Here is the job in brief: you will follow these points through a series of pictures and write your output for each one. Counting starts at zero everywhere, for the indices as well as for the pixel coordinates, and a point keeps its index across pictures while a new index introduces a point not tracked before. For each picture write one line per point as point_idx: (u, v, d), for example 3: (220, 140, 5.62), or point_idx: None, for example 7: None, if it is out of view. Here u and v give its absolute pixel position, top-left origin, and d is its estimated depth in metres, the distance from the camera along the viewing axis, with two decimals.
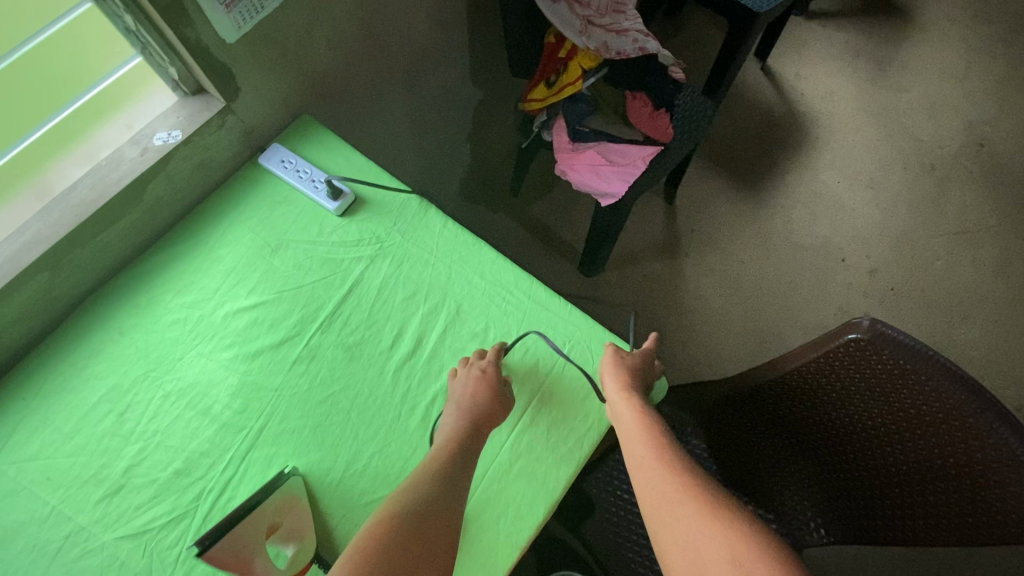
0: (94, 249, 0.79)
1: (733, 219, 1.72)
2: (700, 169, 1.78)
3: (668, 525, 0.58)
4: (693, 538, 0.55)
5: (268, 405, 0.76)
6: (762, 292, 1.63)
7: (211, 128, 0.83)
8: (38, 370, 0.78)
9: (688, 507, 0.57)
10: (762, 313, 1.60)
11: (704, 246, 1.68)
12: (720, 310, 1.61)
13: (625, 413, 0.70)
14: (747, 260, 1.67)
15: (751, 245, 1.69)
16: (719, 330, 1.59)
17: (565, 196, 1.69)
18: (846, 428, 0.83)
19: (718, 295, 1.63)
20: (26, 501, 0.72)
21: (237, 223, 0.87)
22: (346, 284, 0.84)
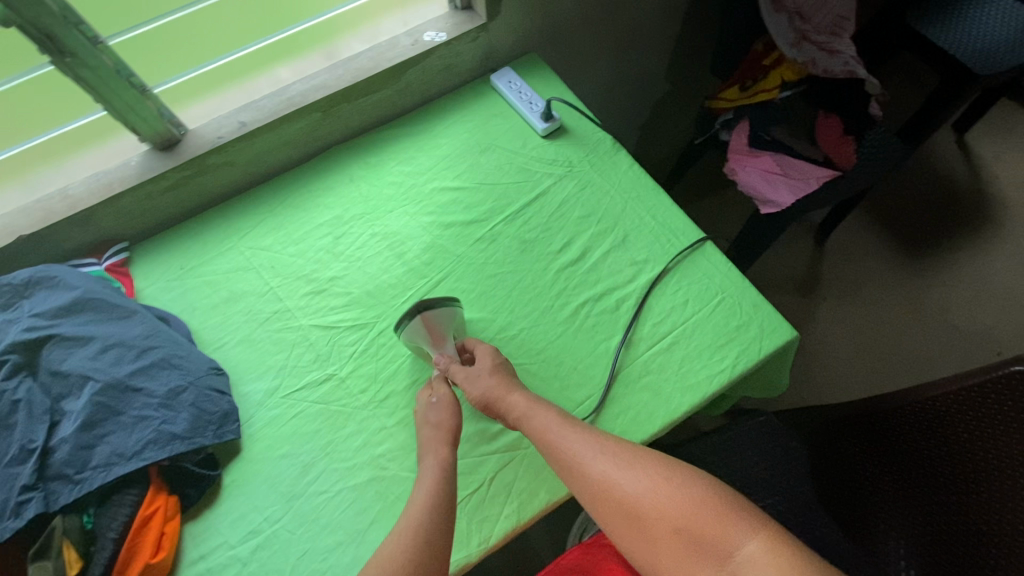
0: (354, 108, 0.98)
1: (883, 278, 1.65)
2: (860, 221, 1.72)
3: (600, 497, 0.66)
4: (625, 499, 0.64)
5: (449, 265, 0.89)
6: (896, 357, 1.54)
7: (468, 38, 1.00)
8: (285, 187, 0.98)
9: (611, 471, 0.66)
10: (891, 379, 1.51)
11: (844, 295, 1.63)
12: (844, 362, 1.55)
13: (518, 406, 0.72)
14: (888, 322, 1.59)
15: (897, 309, 1.60)
16: (838, 380, 1.52)
17: (714, 207, 1.72)
18: (969, 468, 0.80)
19: (847, 346, 1.56)
20: (254, 277, 0.91)
21: (459, 122, 1.03)
22: (535, 192, 0.95)
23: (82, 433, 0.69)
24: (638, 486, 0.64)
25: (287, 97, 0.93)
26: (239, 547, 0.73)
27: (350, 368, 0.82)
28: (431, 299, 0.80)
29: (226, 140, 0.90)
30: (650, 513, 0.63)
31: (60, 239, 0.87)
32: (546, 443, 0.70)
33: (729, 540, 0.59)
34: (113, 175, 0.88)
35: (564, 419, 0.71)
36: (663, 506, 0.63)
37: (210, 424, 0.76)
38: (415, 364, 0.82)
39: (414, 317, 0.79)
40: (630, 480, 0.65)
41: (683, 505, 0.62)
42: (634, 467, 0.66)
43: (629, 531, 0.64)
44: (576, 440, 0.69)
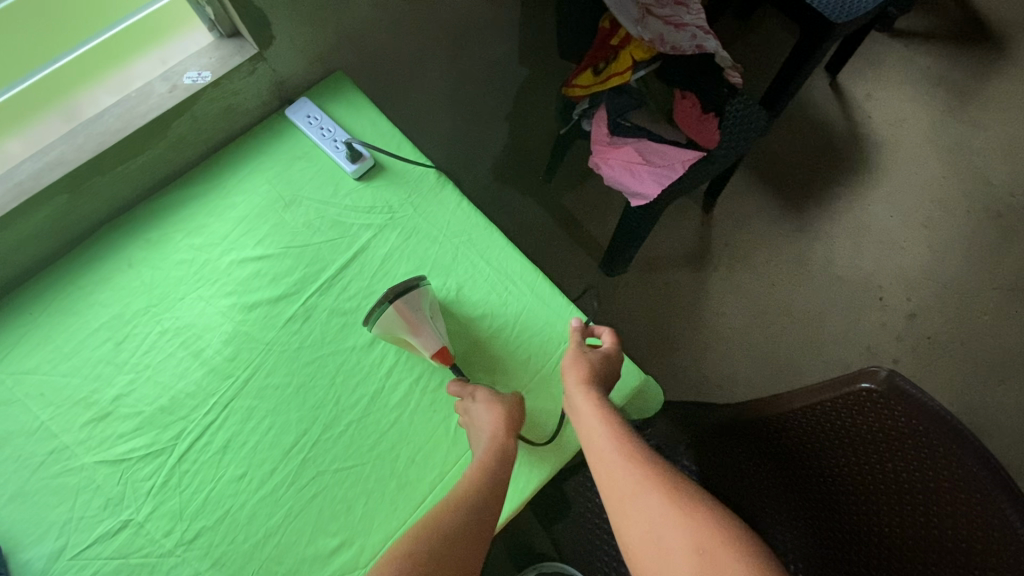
0: (113, 178, 0.80)
1: (770, 238, 1.64)
2: (744, 181, 1.70)
3: (622, 508, 0.58)
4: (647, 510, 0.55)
5: (257, 357, 0.77)
6: (786, 319, 1.56)
7: (241, 73, 0.82)
8: (47, 289, 0.81)
9: (640, 481, 0.58)
10: (783, 341, 1.54)
11: (734, 262, 1.61)
12: (740, 331, 1.55)
13: (579, 393, 0.68)
14: (777, 283, 1.59)
15: (785, 268, 1.61)
16: (734, 351, 1.53)
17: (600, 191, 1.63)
18: (835, 471, 0.80)
19: (740, 315, 1.56)
20: (19, 412, 0.75)
21: (255, 173, 0.87)
22: (352, 250, 0.82)
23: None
24: (661, 505, 0.55)
25: (15, 183, 0.75)
26: None
27: (148, 509, 0.70)
28: (408, 282, 0.74)
29: None
30: (671, 534, 0.52)
31: None
32: (588, 438, 0.65)
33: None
34: None
35: (613, 419, 0.65)
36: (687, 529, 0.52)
37: None
38: (226, 488, 0.71)
39: (397, 300, 0.72)
40: (652, 494, 0.56)
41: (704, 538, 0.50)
42: (668, 484, 0.57)
43: (644, 547, 0.54)
44: (610, 444, 0.62)
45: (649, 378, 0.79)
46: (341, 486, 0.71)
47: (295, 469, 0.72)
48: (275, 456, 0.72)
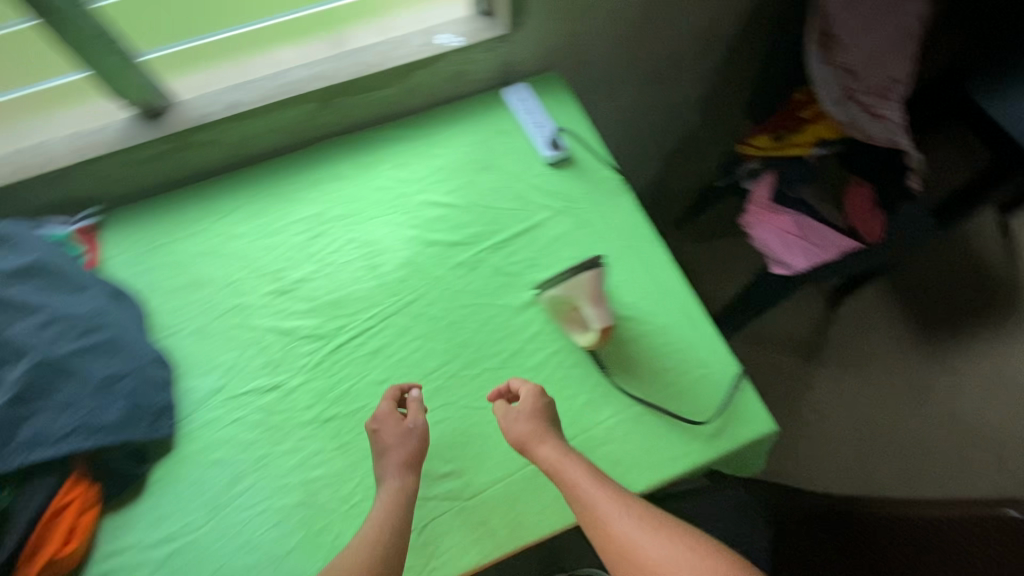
0: (354, 103, 0.93)
1: (891, 353, 1.56)
2: (879, 288, 1.64)
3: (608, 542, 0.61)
4: (626, 540, 0.60)
5: (422, 287, 0.85)
6: (888, 439, 1.47)
7: (486, 47, 0.93)
8: (270, 175, 0.93)
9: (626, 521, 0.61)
10: (877, 461, 1.45)
11: (846, 364, 1.55)
12: (833, 434, 1.48)
13: (534, 443, 0.68)
14: (887, 401, 1.51)
15: (899, 388, 1.52)
16: (821, 451, 1.46)
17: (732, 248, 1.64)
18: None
19: (838, 418, 1.50)
20: (222, 265, 0.87)
21: (463, 133, 0.97)
22: (528, 223, 0.89)
23: (8, 407, 0.67)
24: (646, 536, 0.60)
25: (284, 84, 0.88)
26: (153, 551, 0.70)
27: (300, 380, 0.79)
28: (594, 259, 0.80)
29: (213, 118, 0.85)
30: (659, 563, 0.58)
31: (28, 195, 0.85)
32: (568, 487, 0.64)
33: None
34: (92, 138, 0.84)
35: (576, 458, 0.66)
36: (677, 562, 0.58)
37: (144, 418, 0.73)
38: (366, 387, 0.78)
39: (585, 271, 0.78)
40: (633, 523, 0.60)
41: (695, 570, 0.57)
42: (639, 514, 0.61)
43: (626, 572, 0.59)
44: (586, 480, 0.64)
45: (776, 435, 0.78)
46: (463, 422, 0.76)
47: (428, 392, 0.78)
48: (414, 377, 0.79)
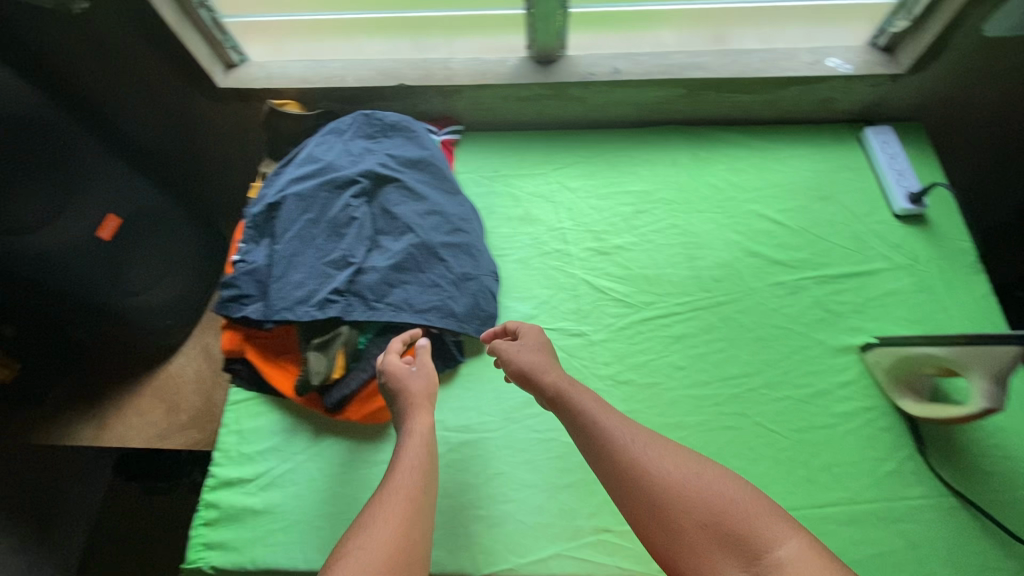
0: (716, 99, 0.94)
1: None
2: None
3: (627, 479, 0.53)
4: (660, 482, 0.51)
5: (737, 293, 0.84)
6: None
7: (872, 81, 0.90)
8: (610, 143, 0.99)
9: (627, 437, 0.56)
10: None
11: None
12: None
13: (547, 371, 0.67)
14: None
15: None
16: None
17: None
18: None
19: None
20: (553, 210, 0.94)
21: (808, 157, 0.95)
22: (861, 268, 0.85)
23: (391, 271, 0.80)
24: (657, 458, 0.53)
25: (666, 64, 0.92)
26: (450, 434, 0.78)
27: (603, 335, 0.82)
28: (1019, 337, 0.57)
29: (596, 78, 0.92)
30: (669, 486, 0.50)
31: (420, 99, 0.97)
32: (593, 426, 0.58)
33: (774, 542, 0.44)
34: (490, 67, 0.95)
35: (594, 395, 0.62)
36: (692, 481, 0.50)
37: (476, 318, 0.81)
38: (665, 367, 0.80)
39: (1000, 347, 0.59)
40: (653, 451, 0.54)
41: (716, 498, 0.48)
42: (649, 442, 0.55)
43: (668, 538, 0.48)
44: (597, 409, 0.60)
45: None
46: (756, 437, 0.75)
47: (724, 395, 0.78)
48: (714, 376, 0.79)
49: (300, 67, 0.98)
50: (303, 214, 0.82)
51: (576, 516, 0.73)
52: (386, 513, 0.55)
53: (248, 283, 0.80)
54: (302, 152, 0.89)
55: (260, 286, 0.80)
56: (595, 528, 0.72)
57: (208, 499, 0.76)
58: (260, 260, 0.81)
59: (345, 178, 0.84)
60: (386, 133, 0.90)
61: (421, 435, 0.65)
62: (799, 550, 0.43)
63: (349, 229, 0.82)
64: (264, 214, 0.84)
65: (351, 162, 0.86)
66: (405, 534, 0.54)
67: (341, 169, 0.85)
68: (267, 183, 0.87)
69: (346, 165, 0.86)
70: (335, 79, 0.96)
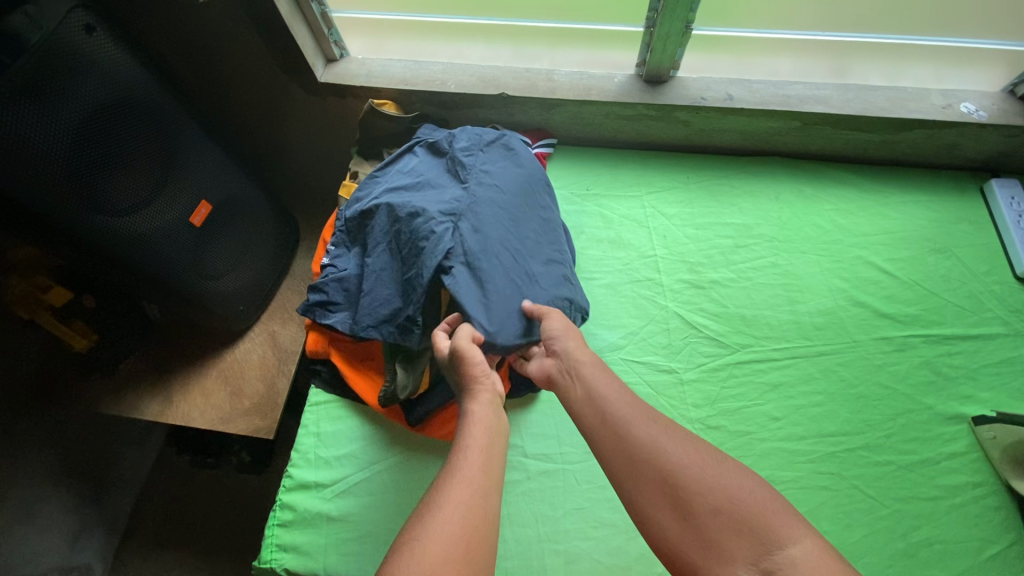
0: (831, 134, 0.90)
1: None
2: None
3: (635, 461, 0.50)
4: (667, 463, 0.48)
5: (839, 344, 0.80)
6: None
7: (1007, 131, 0.84)
8: (709, 170, 0.95)
9: (630, 414, 0.53)
10: None
11: None
12: None
13: (570, 349, 0.64)
14: None
15: None
16: None
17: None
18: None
19: None
20: (645, 236, 0.91)
21: (922, 204, 0.90)
22: (977, 330, 0.80)
23: None
24: (666, 440, 0.50)
25: (783, 95, 0.88)
26: (529, 461, 0.77)
27: (694, 375, 0.79)
28: None
29: (707, 103, 0.88)
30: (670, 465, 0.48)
31: (518, 110, 0.95)
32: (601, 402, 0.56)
33: (789, 537, 0.40)
34: (595, 82, 0.91)
35: (606, 373, 0.60)
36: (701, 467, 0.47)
37: None
38: (758, 416, 0.76)
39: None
40: (664, 433, 0.51)
41: (717, 481, 0.45)
42: (660, 424, 0.52)
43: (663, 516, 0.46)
44: (605, 385, 0.58)
45: None
46: (854, 502, 0.71)
47: (822, 452, 0.74)
48: (811, 431, 0.75)
49: (400, 66, 0.96)
50: (392, 226, 0.80)
51: (656, 562, 0.70)
52: (437, 512, 0.48)
53: (335, 291, 0.81)
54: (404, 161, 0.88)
55: (348, 295, 0.81)
56: None
57: (284, 500, 0.75)
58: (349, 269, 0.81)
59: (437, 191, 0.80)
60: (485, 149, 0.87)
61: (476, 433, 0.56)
62: (815, 548, 0.40)
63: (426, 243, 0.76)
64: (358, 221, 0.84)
65: (445, 177, 0.83)
66: (465, 539, 0.46)
67: (436, 183, 0.83)
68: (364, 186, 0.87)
69: (440, 180, 0.83)
70: (435, 82, 0.94)
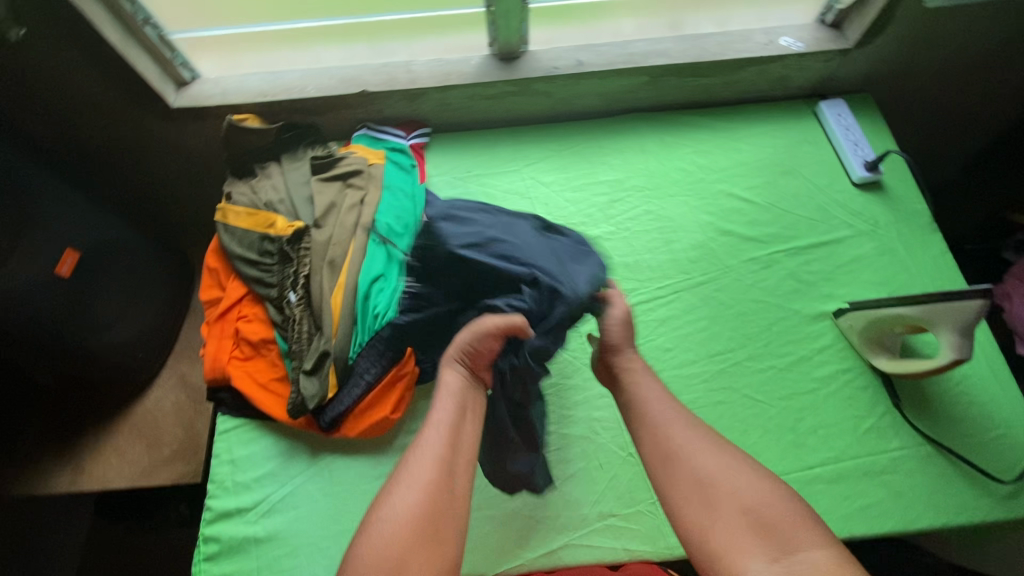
0: (678, 84, 0.97)
1: None
2: None
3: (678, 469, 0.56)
4: (709, 477, 0.55)
5: (714, 271, 0.87)
6: None
7: (824, 57, 0.94)
8: (578, 134, 1.00)
9: (688, 436, 0.58)
10: None
11: None
12: None
13: (625, 360, 0.66)
14: None
15: None
16: None
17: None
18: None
19: None
20: (529, 206, 0.95)
21: (768, 134, 0.98)
22: (827, 236, 0.89)
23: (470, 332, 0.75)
24: (705, 453, 0.57)
25: (628, 53, 0.93)
26: None
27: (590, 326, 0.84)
28: None
29: (560, 72, 0.92)
30: (713, 480, 0.55)
31: (386, 105, 0.96)
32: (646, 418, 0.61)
33: (802, 543, 0.49)
34: (454, 66, 0.94)
35: (659, 381, 0.65)
36: (738, 481, 0.54)
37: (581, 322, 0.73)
38: (652, 350, 0.82)
39: (964, 298, 0.63)
40: (704, 449, 0.57)
41: (750, 494, 0.53)
42: (700, 436, 0.58)
43: (700, 516, 0.53)
44: (663, 402, 0.62)
45: None
46: (746, 409, 0.78)
47: (712, 371, 0.80)
48: (701, 354, 0.81)
49: (257, 79, 0.95)
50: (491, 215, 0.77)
51: (581, 504, 0.74)
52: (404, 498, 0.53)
53: (426, 372, 0.78)
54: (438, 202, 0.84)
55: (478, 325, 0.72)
56: (601, 514, 0.73)
57: (207, 533, 0.73)
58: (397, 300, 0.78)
59: (485, 231, 0.73)
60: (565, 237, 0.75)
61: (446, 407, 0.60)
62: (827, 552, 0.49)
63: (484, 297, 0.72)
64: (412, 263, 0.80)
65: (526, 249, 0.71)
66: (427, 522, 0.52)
67: (475, 216, 0.76)
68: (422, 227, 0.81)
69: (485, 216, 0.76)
70: (295, 90, 0.94)
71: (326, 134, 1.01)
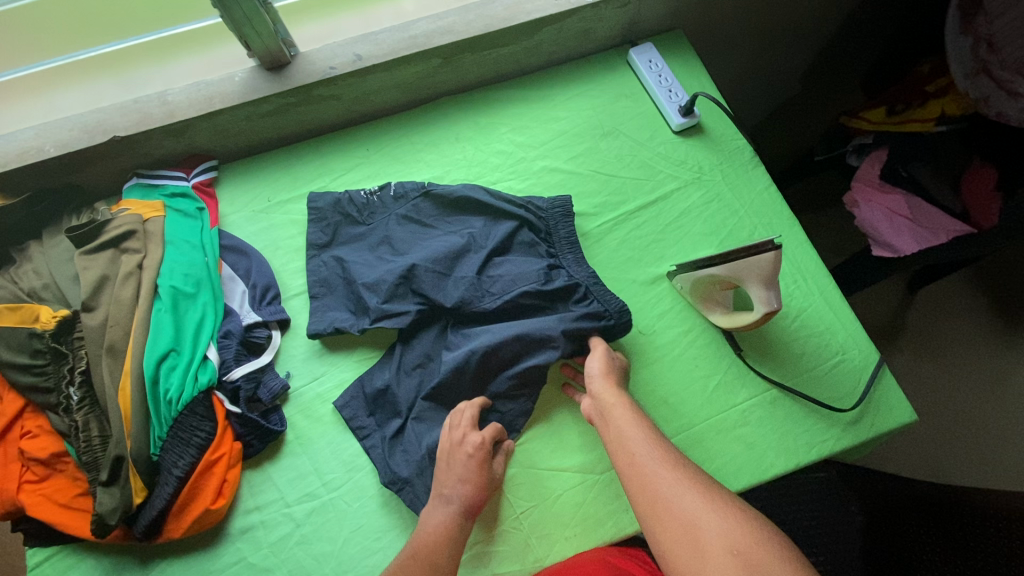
0: (477, 59, 0.88)
1: (992, 337, 1.32)
2: (987, 275, 1.37)
3: (654, 504, 0.55)
4: (683, 513, 0.53)
5: None
6: (992, 438, 1.23)
7: (618, 3, 0.87)
8: (385, 133, 0.91)
9: (669, 478, 0.57)
10: (986, 444, 1.22)
11: (947, 351, 1.32)
12: (955, 416, 1.26)
13: (607, 387, 0.68)
14: (992, 386, 1.28)
15: (1009, 373, 1.29)
16: (939, 442, 1.24)
17: (836, 218, 1.39)
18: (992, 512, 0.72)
19: (958, 392, 1.28)
20: None
21: (584, 95, 0.92)
22: (655, 194, 0.86)
23: (345, 287, 0.79)
24: (680, 492, 0.55)
25: (409, 36, 0.83)
26: (293, 508, 0.71)
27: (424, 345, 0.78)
28: None
29: (338, 72, 0.81)
30: (701, 529, 0.51)
31: (151, 148, 0.83)
32: (625, 450, 0.62)
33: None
34: (215, 88, 0.81)
35: (637, 418, 0.65)
36: (707, 520, 0.51)
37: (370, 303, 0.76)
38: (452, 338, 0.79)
39: (759, 253, 0.60)
40: (672, 485, 0.56)
41: (731, 531, 0.49)
42: (675, 473, 0.57)
43: (687, 565, 0.49)
44: (639, 439, 0.62)
45: (901, 424, 0.73)
46: None
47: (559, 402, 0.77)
48: None
49: None
50: (428, 212, 0.82)
51: None
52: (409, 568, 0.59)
53: (252, 431, 0.72)
54: (438, 187, 0.83)
55: (344, 277, 0.79)
56: (466, 545, 0.68)
57: None
58: (312, 214, 0.83)
59: (423, 226, 0.82)
60: (560, 231, 0.81)
61: (441, 508, 0.64)
62: None
63: (449, 258, 0.77)
64: (352, 205, 0.83)
65: (524, 275, 0.76)
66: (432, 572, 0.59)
67: (435, 217, 0.82)
68: (396, 199, 0.83)
69: (473, 257, 0.78)
70: (30, 153, 0.78)
71: (101, 191, 0.88)
